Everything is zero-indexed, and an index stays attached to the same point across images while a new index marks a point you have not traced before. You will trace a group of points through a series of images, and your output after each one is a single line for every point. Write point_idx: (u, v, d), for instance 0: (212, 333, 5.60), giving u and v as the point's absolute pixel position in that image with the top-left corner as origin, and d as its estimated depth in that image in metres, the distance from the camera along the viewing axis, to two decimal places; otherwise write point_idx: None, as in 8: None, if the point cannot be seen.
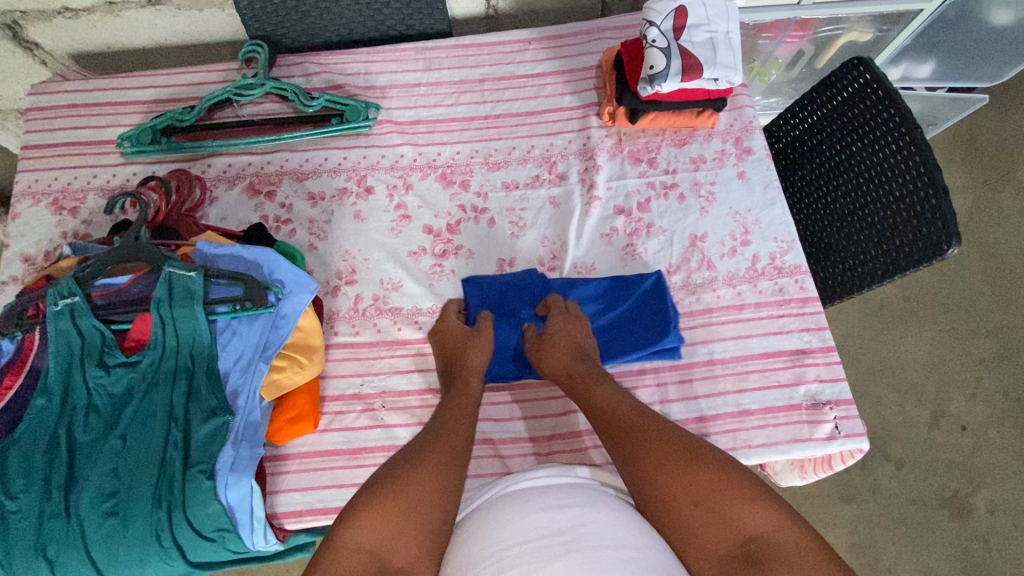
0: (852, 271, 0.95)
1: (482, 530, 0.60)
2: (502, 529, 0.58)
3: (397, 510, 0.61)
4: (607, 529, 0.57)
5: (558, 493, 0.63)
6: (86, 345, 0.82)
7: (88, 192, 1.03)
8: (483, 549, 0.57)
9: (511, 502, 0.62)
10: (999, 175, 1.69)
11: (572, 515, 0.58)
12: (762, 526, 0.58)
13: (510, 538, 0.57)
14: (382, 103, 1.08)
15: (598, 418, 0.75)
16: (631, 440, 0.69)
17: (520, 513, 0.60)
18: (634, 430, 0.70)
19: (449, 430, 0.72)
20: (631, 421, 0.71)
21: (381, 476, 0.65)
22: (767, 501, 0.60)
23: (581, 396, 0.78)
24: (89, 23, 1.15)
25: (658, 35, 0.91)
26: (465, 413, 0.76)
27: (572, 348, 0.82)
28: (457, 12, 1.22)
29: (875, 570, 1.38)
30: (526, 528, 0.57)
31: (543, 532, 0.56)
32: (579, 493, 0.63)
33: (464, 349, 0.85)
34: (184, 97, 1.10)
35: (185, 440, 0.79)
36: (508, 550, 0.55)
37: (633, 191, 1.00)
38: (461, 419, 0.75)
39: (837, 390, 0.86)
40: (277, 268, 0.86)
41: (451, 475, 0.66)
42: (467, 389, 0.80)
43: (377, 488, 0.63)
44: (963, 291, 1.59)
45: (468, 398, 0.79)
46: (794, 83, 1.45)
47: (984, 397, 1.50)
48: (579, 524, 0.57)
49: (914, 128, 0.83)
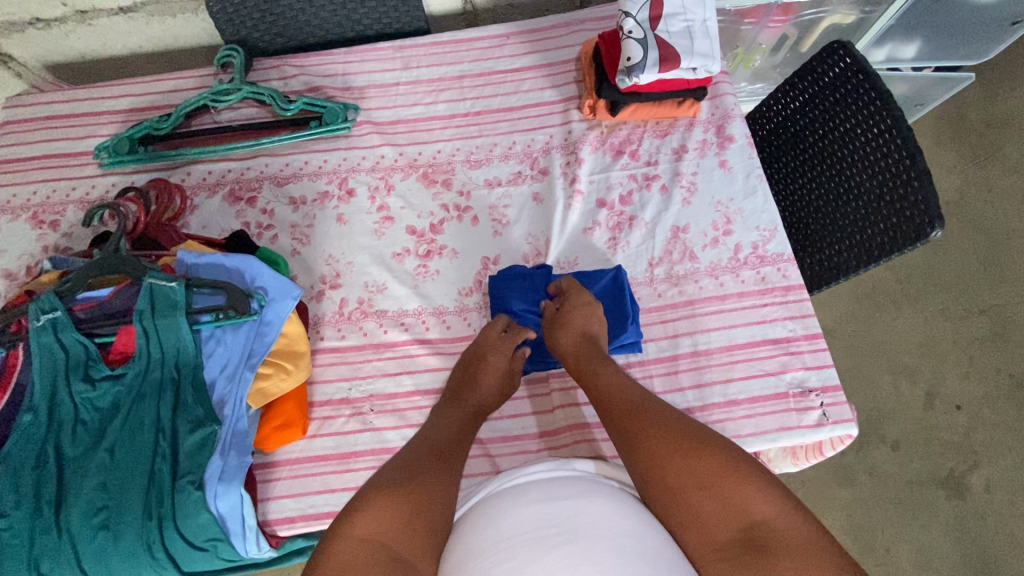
0: (839, 257, 0.94)
1: (479, 525, 0.60)
2: (499, 522, 0.58)
3: (399, 508, 0.61)
4: (603, 520, 0.56)
5: (553, 486, 0.63)
6: (70, 359, 0.82)
7: (68, 205, 1.02)
8: (480, 545, 0.57)
9: (506, 498, 0.62)
10: (987, 152, 1.68)
11: (568, 506, 0.58)
12: (767, 513, 0.57)
13: (506, 531, 0.57)
14: (360, 104, 1.08)
15: (603, 404, 0.74)
16: (636, 424, 0.68)
17: (516, 509, 0.59)
18: (640, 415, 0.69)
19: (447, 445, 0.73)
20: (641, 410, 0.70)
21: (386, 474, 0.66)
22: (771, 488, 0.59)
23: (586, 381, 0.78)
24: (61, 33, 1.14)
25: (634, 26, 0.90)
26: (461, 431, 0.77)
27: (582, 336, 0.82)
28: (434, 9, 1.21)
29: (874, 552, 1.39)
30: (521, 520, 0.57)
31: (540, 524, 0.56)
32: (575, 485, 0.63)
33: (480, 375, 0.83)
34: (161, 105, 1.09)
35: (174, 450, 0.79)
36: (506, 542, 0.55)
37: (616, 184, 0.99)
38: (459, 437, 0.75)
39: (824, 376, 0.86)
40: (259, 275, 0.85)
41: (454, 484, 0.67)
42: (467, 415, 0.80)
43: (379, 486, 0.64)
44: (954, 271, 1.59)
45: (464, 417, 0.79)
46: (779, 68, 1.44)
47: (978, 375, 1.50)
48: (575, 515, 0.57)
49: (895, 110, 0.82)
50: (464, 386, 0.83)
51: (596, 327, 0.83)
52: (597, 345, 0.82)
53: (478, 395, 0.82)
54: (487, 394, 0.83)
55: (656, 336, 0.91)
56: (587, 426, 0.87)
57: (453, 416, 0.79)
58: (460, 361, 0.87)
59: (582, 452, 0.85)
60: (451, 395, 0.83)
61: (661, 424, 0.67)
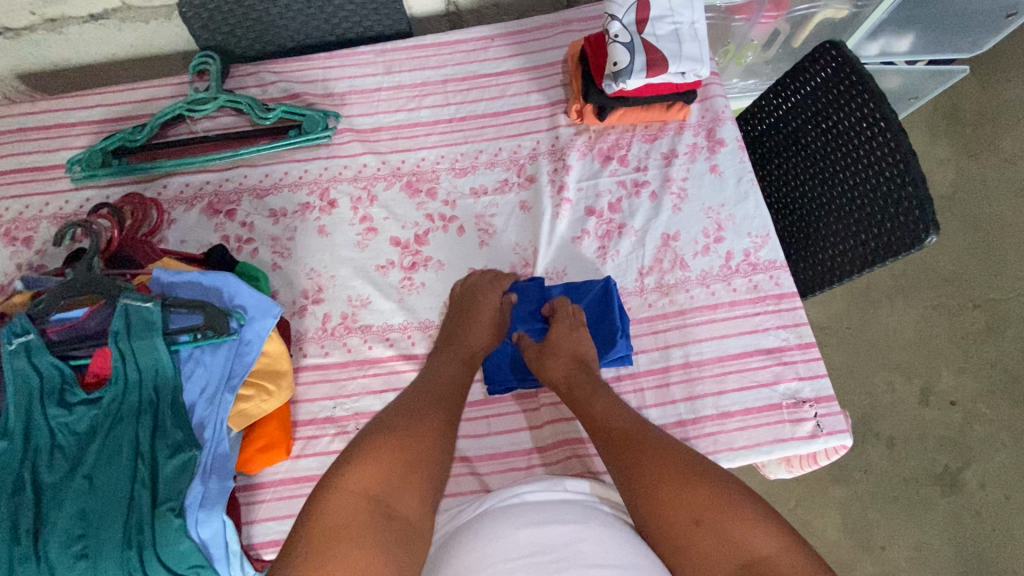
0: (831, 262, 0.92)
1: (471, 544, 0.58)
2: (492, 542, 0.56)
3: (397, 461, 0.61)
4: (601, 547, 0.55)
5: (548, 510, 0.61)
6: (45, 384, 0.79)
7: (41, 221, 0.99)
8: (470, 565, 0.55)
9: (500, 518, 0.60)
10: (982, 145, 1.66)
11: (565, 532, 0.57)
12: (767, 549, 0.56)
13: (500, 553, 0.54)
14: (342, 111, 1.05)
15: (597, 430, 0.72)
16: (631, 456, 0.66)
17: (510, 530, 0.57)
18: (633, 440, 0.67)
19: (445, 393, 0.74)
20: (636, 437, 0.68)
21: (382, 424, 0.66)
22: (771, 520, 0.58)
23: (579, 408, 0.76)
24: (31, 41, 1.10)
25: (620, 29, 0.87)
26: (458, 376, 0.78)
27: (573, 358, 0.81)
28: (417, 11, 1.18)
29: (869, 549, 1.38)
30: (517, 544, 0.55)
31: (536, 548, 0.54)
32: (570, 509, 0.62)
33: (470, 315, 0.85)
34: (136, 115, 1.05)
35: (153, 477, 0.75)
36: (499, 565, 0.53)
37: (605, 191, 0.97)
38: (456, 384, 0.77)
39: (817, 386, 0.84)
40: (238, 293, 0.83)
41: (450, 434, 0.68)
42: (464, 361, 0.81)
43: (376, 437, 0.64)
44: (949, 267, 1.58)
45: (459, 362, 0.80)
46: (772, 64, 1.41)
47: (973, 370, 1.50)
48: (572, 542, 0.55)
49: (889, 113, 0.80)
50: (453, 325, 0.85)
51: (584, 346, 0.82)
52: (588, 369, 0.80)
53: (471, 339, 0.83)
54: (480, 337, 0.84)
55: (647, 347, 0.89)
56: (578, 441, 0.86)
57: (449, 360, 0.81)
58: (450, 308, 0.89)
59: (572, 469, 0.84)
60: (444, 343, 0.84)
61: (656, 452, 0.65)
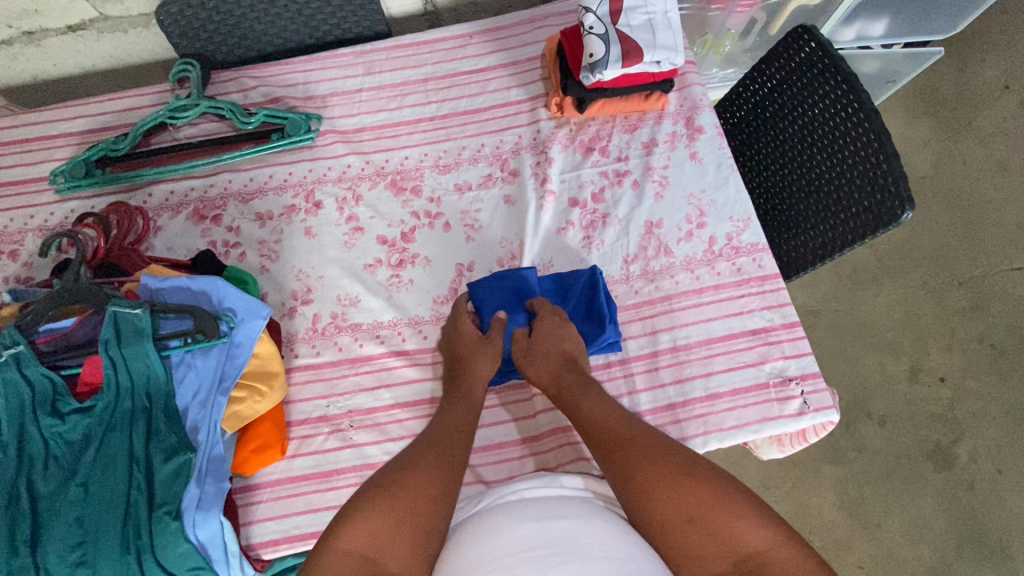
0: (814, 243, 0.93)
1: (470, 542, 0.59)
2: (490, 539, 0.57)
3: (388, 514, 0.60)
4: (600, 540, 0.56)
5: (546, 505, 0.62)
6: (37, 395, 0.78)
7: (27, 233, 0.99)
8: (471, 562, 0.55)
9: (497, 516, 0.61)
10: (960, 125, 1.69)
11: (563, 525, 0.57)
12: (760, 543, 0.57)
13: (498, 550, 0.55)
14: (324, 113, 1.06)
15: (593, 433, 0.72)
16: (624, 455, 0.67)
17: (511, 525, 0.58)
18: (627, 445, 0.68)
19: (447, 437, 0.72)
20: (631, 437, 0.69)
21: (383, 474, 0.65)
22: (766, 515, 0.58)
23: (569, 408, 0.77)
24: (10, 55, 1.11)
25: (595, 21, 0.89)
26: (463, 422, 0.75)
27: (564, 358, 0.82)
28: (395, 12, 1.19)
29: (865, 527, 1.40)
30: (515, 539, 0.55)
31: (535, 542, 0.54)
32: (565, 504, 0.62)
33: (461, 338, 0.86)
34: (118, 125, 1.06)
35: (148, 481, 0.75)
36: (499, 561, 0.53)
37: (588, 182, 0.98)
38: (458, 431, 0.74)
39: (803, 364, 0.85)
40: (226, 295, 0.83)
41: (449, 483, 0.65)
42: (463, 403, 0.79)
43: (372, 492, 0.62)
44: (932, 246, 1.60)
45: (465, 410, 0.78)
46: (750, 51, 1.43)
47: (960, 347, 1.52)
48: (572, 536, 0.55)
49: (861, 93, 0.82)
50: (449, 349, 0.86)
51: (574, 346, 0.83)
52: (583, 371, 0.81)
53: (472, 366, 0.82)
54: (482, 365, 0.83)
55: (635, 333, 0.90)
56: (570, 428, 0.87)
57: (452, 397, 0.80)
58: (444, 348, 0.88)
59: (566, 456, 0.85)
60: (448, 388, 0.82)
61: (645, 450, 0.66)
